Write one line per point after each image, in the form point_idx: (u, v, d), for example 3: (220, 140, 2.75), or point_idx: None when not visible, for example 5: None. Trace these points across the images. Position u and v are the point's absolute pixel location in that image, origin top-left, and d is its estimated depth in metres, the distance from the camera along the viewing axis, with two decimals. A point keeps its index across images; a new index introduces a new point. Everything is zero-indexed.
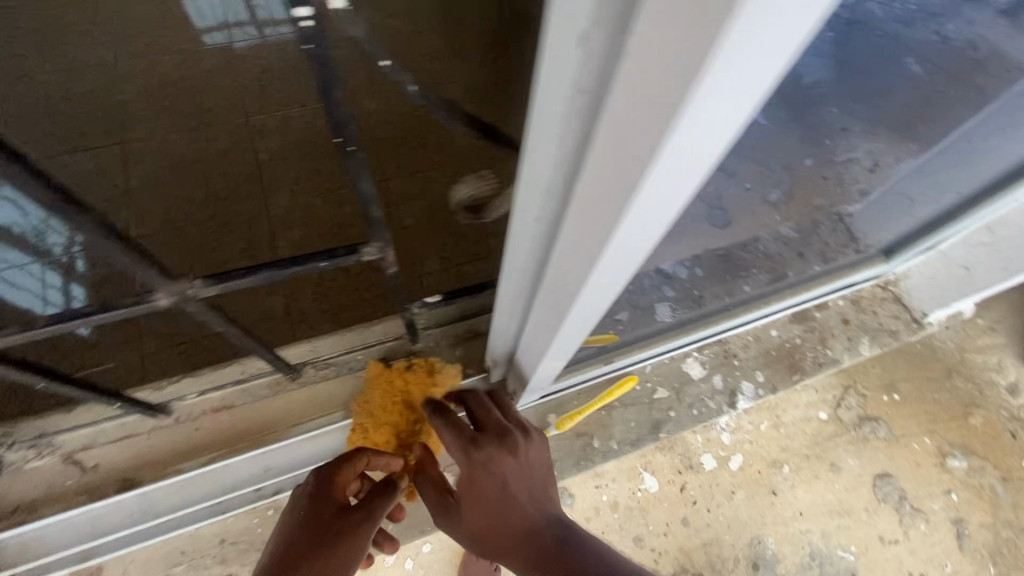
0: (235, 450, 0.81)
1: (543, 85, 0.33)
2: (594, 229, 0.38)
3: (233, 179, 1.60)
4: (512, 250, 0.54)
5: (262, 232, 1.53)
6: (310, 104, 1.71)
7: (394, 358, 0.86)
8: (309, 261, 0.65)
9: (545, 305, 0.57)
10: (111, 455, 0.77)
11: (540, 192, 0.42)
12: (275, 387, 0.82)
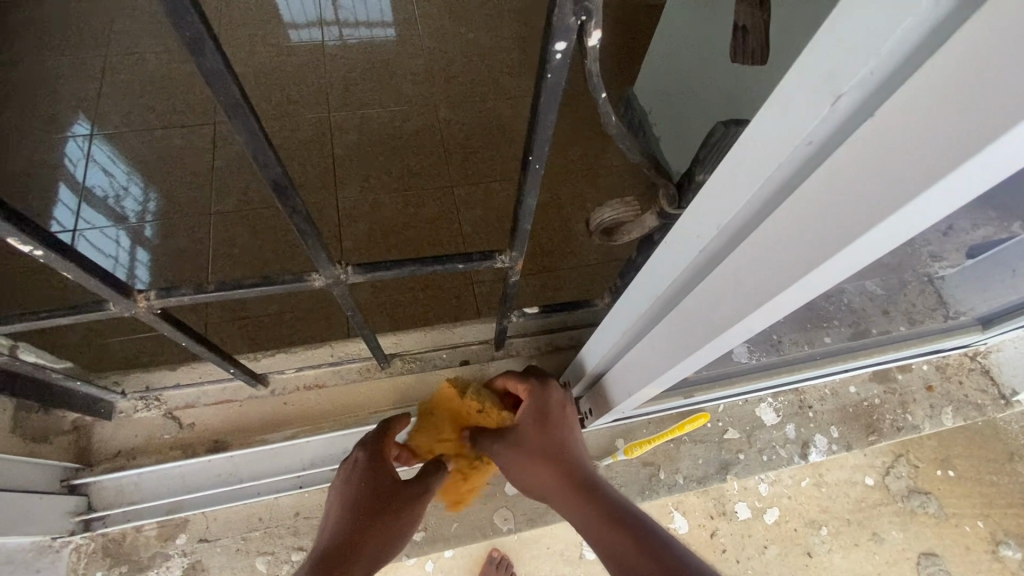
0: (317, 426, 0.84)
1: (766, 129, 0.36)
2: (793, 261, 0.39)
3: (310, 168, 1.68)
4: (651, 276, 0.56)
5: (331, 221, 1.62)
6: (388, 106, 1.80)
7: (478, 360, 0.90)
8: (447, 262, 0.68)
9: (668, 334, 0.58)
10: (209, 416, 0.82)
11: (711, 226, 0.44)
12: (366, 371, 0.86)
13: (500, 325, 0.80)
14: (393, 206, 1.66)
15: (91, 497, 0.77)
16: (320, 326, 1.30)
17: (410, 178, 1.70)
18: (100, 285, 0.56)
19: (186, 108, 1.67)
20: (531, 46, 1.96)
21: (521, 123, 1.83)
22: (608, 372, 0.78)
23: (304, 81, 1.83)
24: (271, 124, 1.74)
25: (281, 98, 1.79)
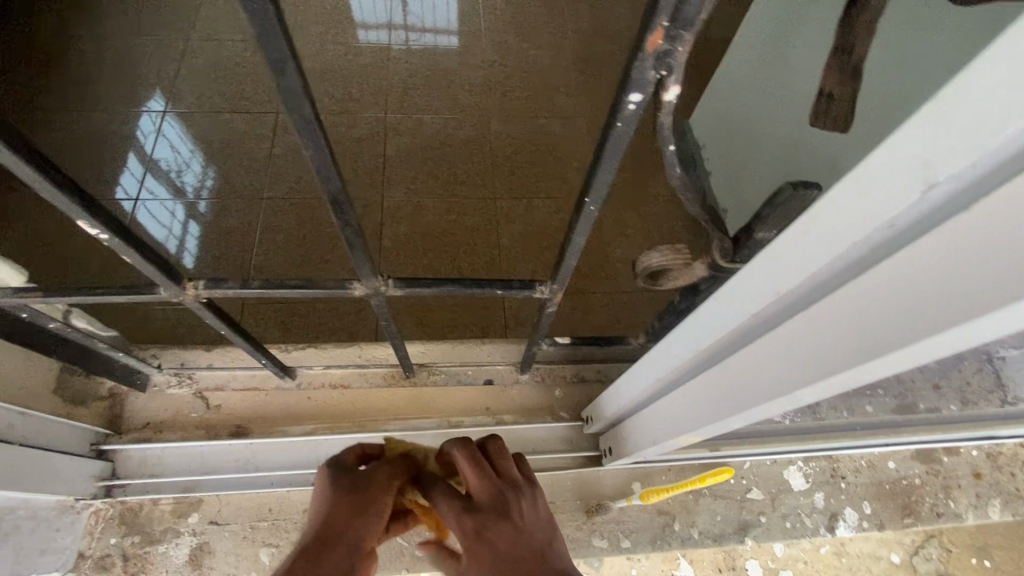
0: (335, 426, 0.84)
1: (835, 215, 0.35)
2: (843, 349, 0.38)
3: (359, 165, 1.72)
4: (694, 333, 0.55)
5: (373, 218, 1.64)
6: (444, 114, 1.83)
7: (502, 381, 0.89)
8: (486, 286, 0.68)
9: (704, 392, 0.57)
10: (235, 401, 0.84)
11: (763, 296, 0.43)
12: (389, 378, 0.86)
13: (529, 351, 0.79)
14: (435, 212, 1.67)
15: (116, 465, 0.79)
16: (352, 323, 1.32)
17: (455, 187, 1.72)
18: (153, 268, 0.58)
19: (254, 97, 1.74)
20: (591, 69, 1.97)
21: (571, 146, 1.83)
22: (634, 415, 0.75)
23: (367, 81, 1.88)
24: (329, 120, 1.79)
25: (342, 95, 1.84)
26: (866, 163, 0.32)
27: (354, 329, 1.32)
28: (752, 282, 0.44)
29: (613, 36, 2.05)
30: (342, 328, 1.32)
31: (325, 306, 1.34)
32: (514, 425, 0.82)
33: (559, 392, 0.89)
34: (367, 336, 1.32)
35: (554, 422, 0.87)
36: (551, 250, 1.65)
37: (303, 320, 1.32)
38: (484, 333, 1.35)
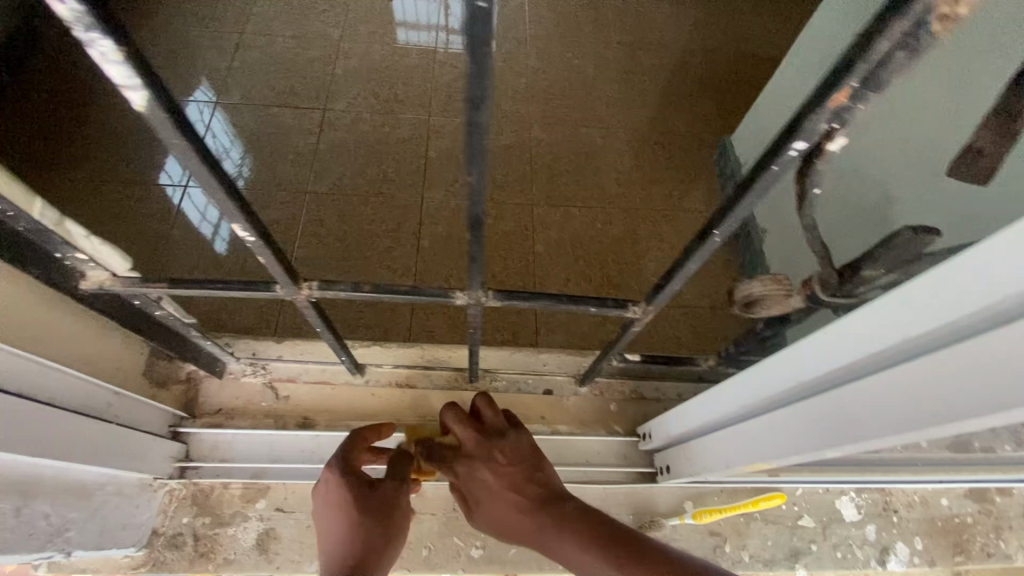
0: (398, 424, 0.85)
1: (931, 296, 0.42)
2: (915, 407, 0.44)
3: (398, 166, 1.69)
4: (770, 375, 0.61)
5: (410, 219, 1.61)
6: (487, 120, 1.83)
7: (562, 392, 0.89)
8: (576, 302, 0.69)
9: (766, 428, 0.63)
10: (302, 393, 0.86)
11: (849, 352, 0.50)
12: (452, 381, 0.88)
13: (595, 364, 0.78)
14: (473, 216, 1.67)
15: (189, 446, 0.81)
16: (387, 318, 1.36)
17: (494, 192, 1.70)
18: (271, 263, 0.60)
19: (305, 93, 1.79)
20: (637, 84, 1.95)
21: (612, 159, 1.80)
22: (700, 436, 0.74)
23: (410, 79, 1.85)
24: (373, 118, 1.77)
25: (387, 96, 1.81)
26: (963, 259, 0.39)
27: (393, 331, 1.35)
28: (833, 342, 0.52)
29: (661, 53, 2.02)
30: (379, 329, 1.35)
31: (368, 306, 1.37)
32: (570, 436, 0.83)
33: (613, 407, 0.89)
34: (402, 337, 1.36)
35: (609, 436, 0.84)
36: (587, 263, 1.63)
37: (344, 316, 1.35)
38: (513, 339, 1.37)
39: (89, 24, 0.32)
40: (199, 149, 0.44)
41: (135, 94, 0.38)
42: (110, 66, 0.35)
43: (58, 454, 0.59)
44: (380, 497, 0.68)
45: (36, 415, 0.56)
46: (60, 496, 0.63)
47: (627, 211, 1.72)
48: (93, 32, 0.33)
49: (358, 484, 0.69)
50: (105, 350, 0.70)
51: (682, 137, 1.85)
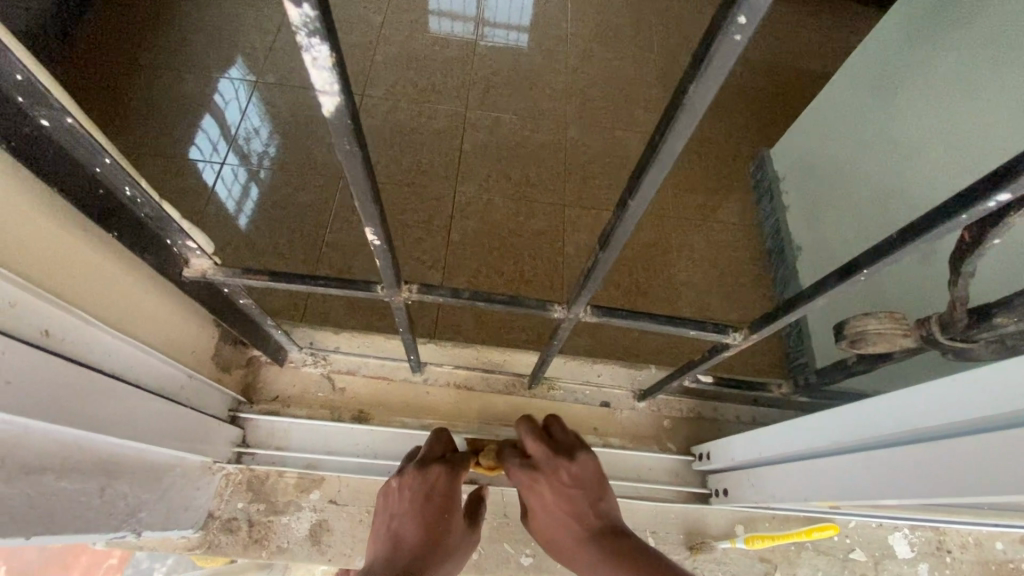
0: (454, 425, 0.82)
1: None
2: (1009, 478, 0.40)
3: (430, 158, 1.61)
4: (850, 413, 0.58)
5: (442, 214, 1.53)
6: (522, 115, 1.72)
7: (620, 407, 0.83)
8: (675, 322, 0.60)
9: (832, 467, 0.60)
10: (359, 385, 0.82)
11: (951, 408, 0.46)
12: (511, 386, 0.84)
13: (661, 385, 0.72)
14: (502, 211, 1.56)
15: (246, 433, 0.78)
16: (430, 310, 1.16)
17: (525, 189, 1.60)
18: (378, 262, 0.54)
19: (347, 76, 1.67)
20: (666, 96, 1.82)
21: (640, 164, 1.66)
22: (767, 464, 0.70)
23: (441, 73, 1.78)
24: (409, 108, 1.69)
25: (423, 84, 1.74)
26: None
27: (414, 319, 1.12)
28: (935, 395, 0.48)
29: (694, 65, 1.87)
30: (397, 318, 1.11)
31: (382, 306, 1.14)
32: (622, 450, 0.80)
33: (668, 423, 0.83)
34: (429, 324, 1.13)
35: (662, 453, 0.81)
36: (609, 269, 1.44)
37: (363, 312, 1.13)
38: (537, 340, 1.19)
39: (314, 28, 0.31)
40: (362, 160, 0.42)
41: (328, 102, 0.36)
42: (315, 72, 0.34)
43: (145, 436, 0.54)
44: (438, 500, 0.69)
45: (128, 394, 0.51)
46: (151, 481, 0.58)
47: (659, 218, 1.53)
48: (313, 37, 0.31)
49: (417, 486, 0.69)
50: (195, 336, 0.65)
51: (716, 146, 1.67)
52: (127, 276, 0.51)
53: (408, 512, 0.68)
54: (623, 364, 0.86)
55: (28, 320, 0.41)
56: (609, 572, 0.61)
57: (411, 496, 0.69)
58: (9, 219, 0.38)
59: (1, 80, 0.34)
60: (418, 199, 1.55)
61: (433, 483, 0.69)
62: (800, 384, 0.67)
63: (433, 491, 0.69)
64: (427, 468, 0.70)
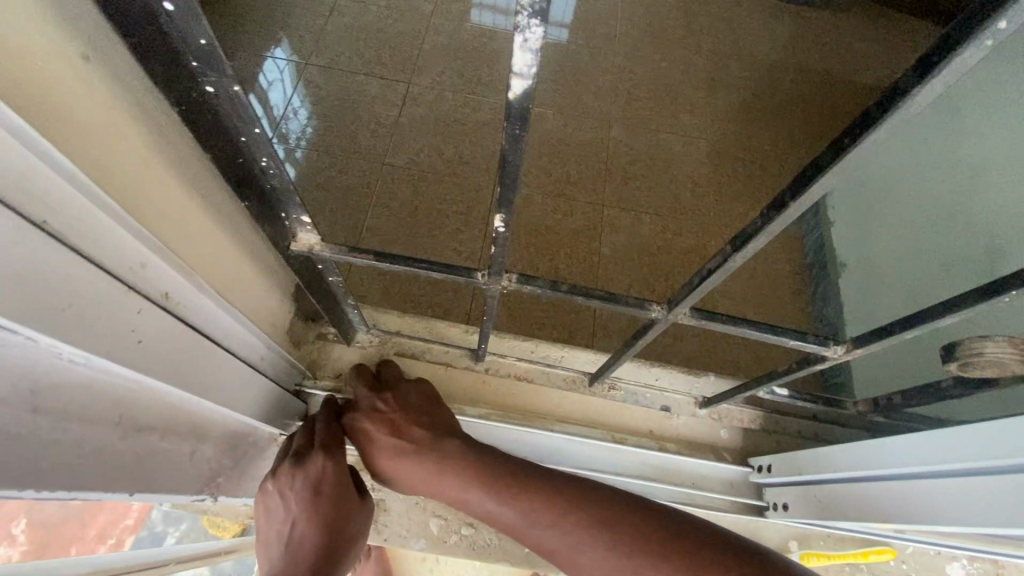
0: (511, 416, 0.79)
1: None
2: None
3: (472, 151, 1.32)
4: (951, 438, 0.52)
5: (480, 208, 1.25)
6: (566, 110, 1.40)
7: (679, 413, 0.81)
8: (777, 333, 0.50)
9: (912, 492, 0.55)
10: (420, 368, 0.79)
11: None
12: (570, 382, 0.81)
13: (731, 394, 0.72)
14: (543, 207, 1.26)
15: (310, 408, 0.74)
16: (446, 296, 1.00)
17: (566, 188, 1.29)
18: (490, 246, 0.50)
19: (391, 61, 1.42)
20: (718, 92, 1.51)
21: (687, 166, 1.38)
22: (833, 480, 0.66)
23: (468, 37, 1.50)
24: (453, 97, 1.39)
25: (469, 76, 1.43)
26: None
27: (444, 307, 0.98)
28: None
29: (758, 63, 1.59)
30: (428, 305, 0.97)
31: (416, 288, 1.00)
32: (678, 456, 0.78)
33: (724, 434, 0.81)
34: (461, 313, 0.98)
35: (720, 462, 0.79)
36: (652, 276, 1.22)
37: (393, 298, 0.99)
38: (567, 338, 1.00)
39: (539, 10, 0.32)
40: (521, 151, 0.43)
41: (518, 87, 0.37)
42: (518, 52, 0.35)
43: (239, 404, 0.54)
44: (334, 491, 0.58)
45: (225, 360, 0.51)
46: (232, 446, 0.59)
47: (694, 223, 1.31)
48: (535, 18, 0.33)
49: (305, 481, 0.58)
50: (276, 307, 0.64)
51: (762, 155, 1.44)
52: (242, 247, 0.51)
53: (302, 513, 0.57)
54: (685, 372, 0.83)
55: (161, 285, 0.40)
56: (507, 513, 0.56)
57: (300, 494, 0.57)
58: (156, 181, 0.37)
59: (184, 43, 0.28)
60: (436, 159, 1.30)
61: (321, 473, 0.58)
62: (881, 404, 0.66)
63: (325, 483, 0.58)
64: (307, 458, 0.59)
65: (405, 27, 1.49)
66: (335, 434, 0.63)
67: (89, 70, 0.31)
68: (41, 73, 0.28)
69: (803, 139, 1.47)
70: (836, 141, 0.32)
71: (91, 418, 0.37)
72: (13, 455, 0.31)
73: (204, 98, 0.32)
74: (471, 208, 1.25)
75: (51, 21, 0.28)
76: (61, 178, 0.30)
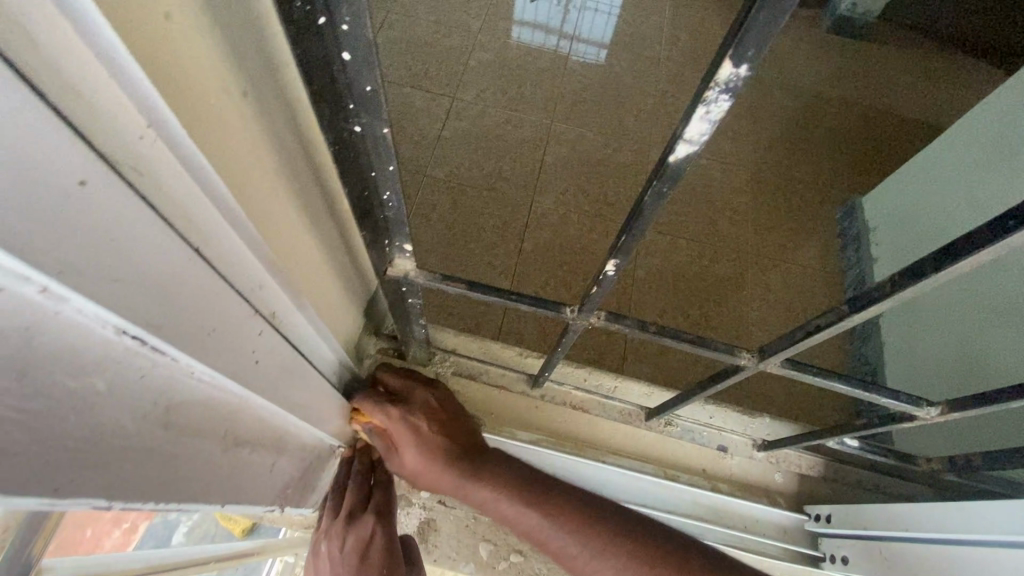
0: (563, 445, 0.78)
1: None
2: None
3: (513, 167, 1.28)
4: None
5: (517, 223, 1.21)
6: (610, 132, 1.35)
7: (734, 453, 0.80)
8: (868, 390, 0.53)
9: (984, 554, 0.52)
10: (476, 390, 0.79)
11: None
12: (625, 415, 0.81)
13: (794, 442, 0.71)
14: (578, 227, 1.22)
15: None
16: (478, 312, 1.00)
17: (603, 209, 1.25)
18: (589, 290, 0.51)
19: (437, 76, 1.36)
20: (762, 116, 1.41)
21: (728, 193, 1.30)
22: (902, 539, 0.62)
23: (515, 55, 1.43)
24: (499, 113, 1.34)
25: (513, 94, 1.37)
26: None
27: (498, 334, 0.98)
28: None
29: (802, 90, 1.47)
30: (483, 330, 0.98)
31: (475, 310, 1.00)
32: (732, 498, 0.77)
33: (779, 478, 0.80)
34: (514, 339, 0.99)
35: (774, 508, 0.77)
36: (689, 304, 1.15)
37: (450, 317, 0.99)
38: (597, 361, 0.99)
39: (736, 86, 0.26)
40: (656, 208, 0.37)
41: (682, 151, 0.31)
42: (694, 122, 0.29)
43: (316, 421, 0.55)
44: (379, 557, 0.62)
45: (311, 377, 0.51)
46: (303, 460, 0.59)
47: (734, 251, 1.23)
48: (726, 93, 0.27)
49: (353, 543, 0.62)
50: (351, 327, 0.65)
51: (805, 183, 1.34)
52: (333, 265, 0.51)
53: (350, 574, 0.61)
54: (744, 413, 0.82)
55: (274, 306, 0.40)
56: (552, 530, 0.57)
57: (349, 555, 0.62)
58: (280, 205, 0.38)
59: (349, 88, 0.29)
60: (481, 174, 1.26)
61: (370, 536, 0.63)
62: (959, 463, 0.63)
63: (373, 545, 0.62)
64: (357, 520, 0.63)
65: (453, 42, 1.42)
66: (385, 495, 0.67)
67: (245, 104, 0.31)
68: (214, 107, 0.28)
69: (851, 168, 1.38)
70: (996, 222, 0.31)
71: (200, 433, 0.38)
72: (135, 467, 0.31)
73: (351, 137, 0.33)
74: (510, 224, 1.21)
75: (223, 56, 0.28)
76: (219, 206, 0.30)
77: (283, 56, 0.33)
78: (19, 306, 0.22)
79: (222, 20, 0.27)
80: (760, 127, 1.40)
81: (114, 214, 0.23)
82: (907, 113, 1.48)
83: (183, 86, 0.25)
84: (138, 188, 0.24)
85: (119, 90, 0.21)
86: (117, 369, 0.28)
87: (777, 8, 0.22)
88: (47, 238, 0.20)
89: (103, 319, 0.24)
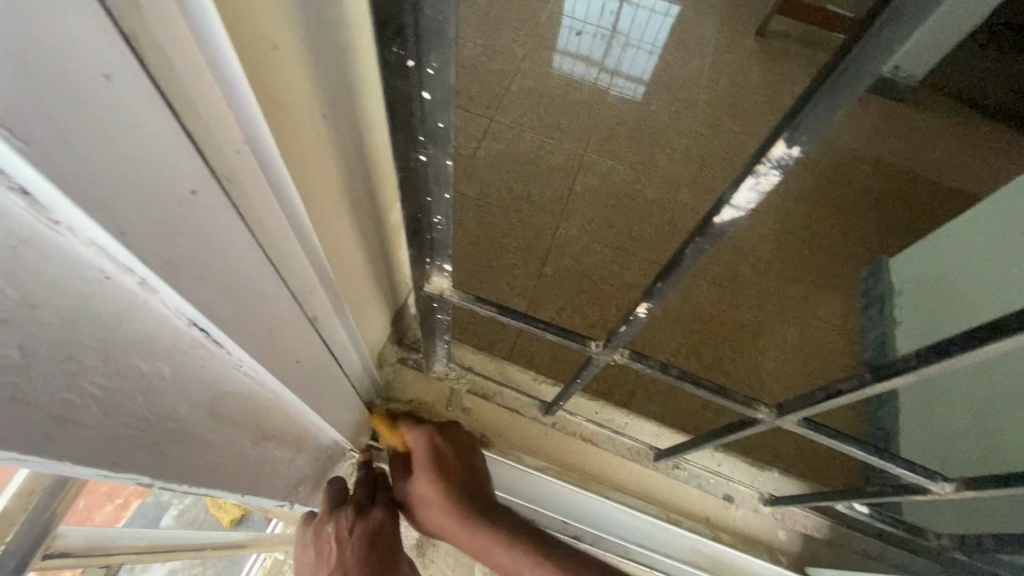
0: (565, 473, 0.79)
1: None
2: None
3: (542, 191, 1.30)
4: None
5: (541, 247, 1.23)
6: (639, 168, 1.37)
7: (740, 504, 0.79)
8: (882, 457, 0.54)
9: None
10: (491, 410, 0.80)
11: None
12: (631, 451, 0.80)
13: (801, 501, 0.70)
14: (600, 257, 1.24)
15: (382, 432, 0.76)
16: (494, 331, 1.02)
17: (626, 242, 1.27)
18: (615, 327, 0.52)
19: (478, 98, 1.41)
20: (794, 169, 1.42)
21: (753, 241, 1.30)
22: None
23: (554, 84, 1.46)
24: (533, 137, 1.37)
25: (550, 122, 1.40)
26: None
27: (510, 351, 1.01)
28: None
29: (836, 145, 1.48)
30: (495, 345, 1.01)
31: (490, 326, 1.03)
32: (731, 549, 0.76)
33: (782, 535, 0.79)
34: (524, 357, 1.00)
35: (774, 564, 0.76)
36: (702, 345, 1.16)
37: (466, 332, 1.01)
38: (605, 394, 1.00)
39: (787, 163, 0.28)
40: (698, 258, 0.39)
41: (728, 214, 0.33)
42: (742, 190, 0.31)
43: (337, 423, 0.56)
44: (387, 547, 0.62)
45: (338, 381, 0.52)
46: (317, 459, 0.61)
47: (753, 299, 1.23)
48: (777, 169, 0.28)
49: (363, 531, 0.61)
50: (377, 337, 0.67)
51: (832, 238, 1.34)
52: (371, 275, 0.53)
53: (355, 561, 0.59)
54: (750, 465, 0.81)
55: (318, 310, 0.42)
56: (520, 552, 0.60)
57: (358, 541, 0.60)
58: (337, 218, 0.40)
59: (423, 123, 0.31)
60: (509, 195, 1.29)
61: (380, 526, 0.62)
62: (970, 543, 0.62)
63: (382, 536, 0.62)
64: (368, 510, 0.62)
65: (497, 67, 1.46)
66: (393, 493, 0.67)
67: (323, 124, 0.34)
68: (300, 129, 0.31)
69: (880, 229, 1.37)
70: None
71: (235, 422, 0.39)
72: (172, 448, 0.33)
73: (415, 165, 0.35)
74: (534, 247, 1.23)
75: (312, 84, 0.31)
76: (287, 216, 0.32)
77: (357, 80, 0.36)
78: (114, 295, 0.23)
79: (315, 49, 0.30)
80: (790, 176, 1.40)
81: (208, 216, 0.24)
82: (940, 181, 1.48)
83: (277, 106, 0.28)
84: (228, 196, 0.26)
85: (229, 112, 0.24)
86: (179, 357, 0.30)
87: (836, 100, 0.24)
88: (153, 239, 0.22)
89: (180, 313, 0.26)
